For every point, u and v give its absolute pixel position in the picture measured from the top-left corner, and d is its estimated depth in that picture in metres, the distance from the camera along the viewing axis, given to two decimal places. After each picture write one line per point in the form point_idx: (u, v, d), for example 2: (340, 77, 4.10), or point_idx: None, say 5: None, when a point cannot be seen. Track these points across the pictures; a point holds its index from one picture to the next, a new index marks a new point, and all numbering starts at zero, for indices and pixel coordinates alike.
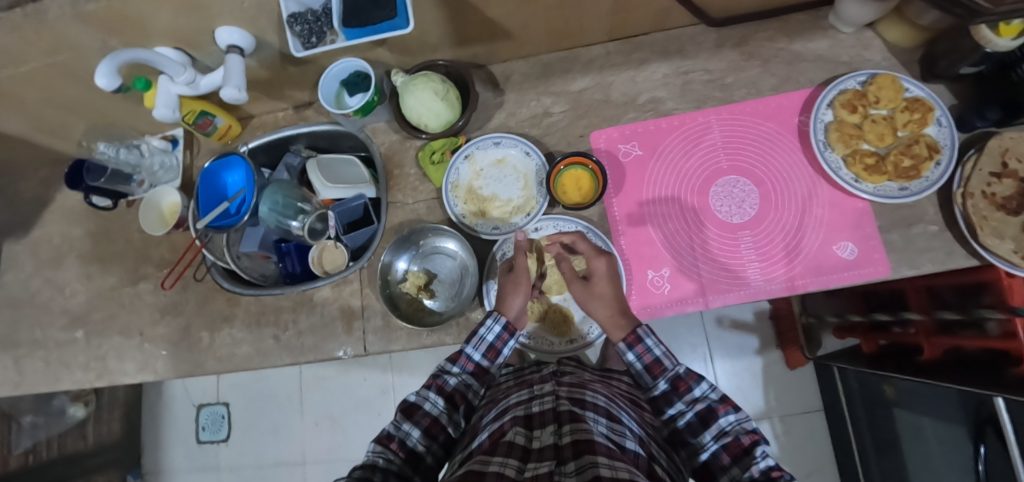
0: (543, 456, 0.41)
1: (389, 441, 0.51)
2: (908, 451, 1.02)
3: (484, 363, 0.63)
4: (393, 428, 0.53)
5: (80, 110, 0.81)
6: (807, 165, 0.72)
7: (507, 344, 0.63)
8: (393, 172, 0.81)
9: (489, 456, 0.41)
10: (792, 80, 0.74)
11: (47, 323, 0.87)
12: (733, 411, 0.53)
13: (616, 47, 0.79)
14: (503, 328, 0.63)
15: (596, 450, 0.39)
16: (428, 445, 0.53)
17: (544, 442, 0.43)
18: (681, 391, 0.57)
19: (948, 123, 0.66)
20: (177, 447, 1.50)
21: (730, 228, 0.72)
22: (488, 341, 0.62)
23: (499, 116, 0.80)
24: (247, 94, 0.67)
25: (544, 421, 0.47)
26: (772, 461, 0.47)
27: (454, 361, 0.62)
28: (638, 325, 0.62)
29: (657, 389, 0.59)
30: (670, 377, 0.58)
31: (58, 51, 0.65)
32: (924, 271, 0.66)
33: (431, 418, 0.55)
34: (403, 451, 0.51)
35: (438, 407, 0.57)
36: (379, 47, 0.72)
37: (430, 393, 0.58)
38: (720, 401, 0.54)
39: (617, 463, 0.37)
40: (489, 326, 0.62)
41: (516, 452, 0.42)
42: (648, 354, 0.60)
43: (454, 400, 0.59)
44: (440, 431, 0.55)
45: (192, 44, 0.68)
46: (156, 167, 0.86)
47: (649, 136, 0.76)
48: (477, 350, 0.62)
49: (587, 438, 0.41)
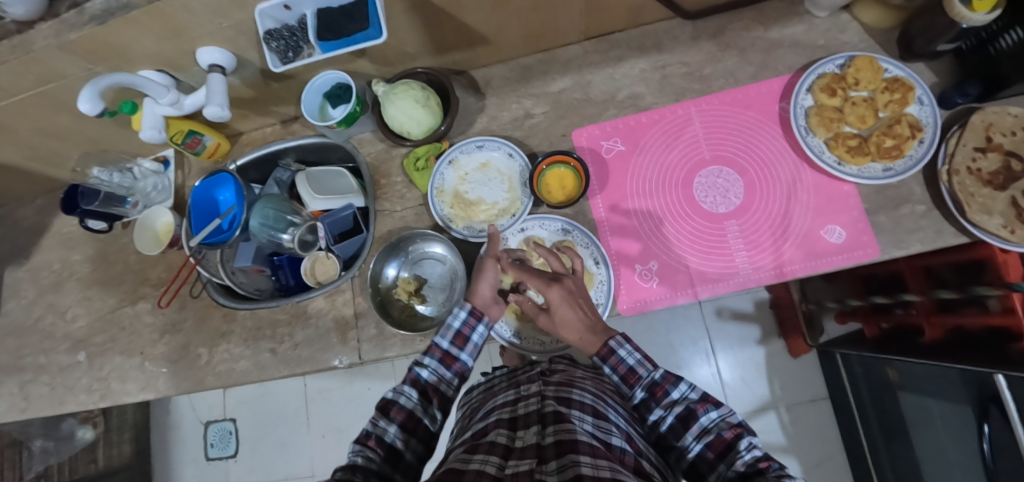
0: (524, 455, 0.41)
1: (366, 439, 0.51)
2: (915, 435, 0.99)
3: (453, 350, 0.62)
4: (371, 426, 0.53)
5: (72, 137, 0.83)
6: (790, 151, 0.72)
7: (474, 329, 0.63)
8: (380, 181, 0.81)
9: (470, 454, 0.42)
10: (771, 67, 0.74)
11: (51, 348, 0.89)
12: (713, 408, 0.50)
13: (594, 45, 0.79)
14: (469, 314, 0.63)
15: (579, 448, 0.38)
16: (407, 440, 0.53)
17: (526, 441, 0.43)
18: (658, 398, 0.54)
19: (929, 101, 0.66)
20: (187, 466, 1.50)
21: (716, 218, 0.72)
22: (454, 327, 0.63)
23: (482, 120, 0.80)
24: (230, 112, 0.68)
25: (528, 422, 0.47)
26: (758, 451, 0.46)
27: (423, 353, 0.62)
28: (611, 336, 0.60)
29: (635, 399, 0.56)
30: (647, 384, 0.55)
31: (45, 82, 0.66)
32: (914, 251, 0.65)
33: (405, 412, 0.55)
34: (382, 447, 0.51)
35: (412, 400, 0.56)
36: (359, 58, 0.73)
37: (404, 387, 0.58)
38: (699, 400, 0.51)
39: (600, 462, 0.37)
40: (454, 312, 0.63)
41: (497, 449, 0.43)
42: (622, 364, 0.57)
43: (427, 394, 0.58)
44: (417, 425, 0.55)
45: (176, 66, 0.69)
46: (149, 188, 0.89)
47: (631, 131, 0.76)
48: (445, 338, 0.62)
49: (571, 437, 0.41)
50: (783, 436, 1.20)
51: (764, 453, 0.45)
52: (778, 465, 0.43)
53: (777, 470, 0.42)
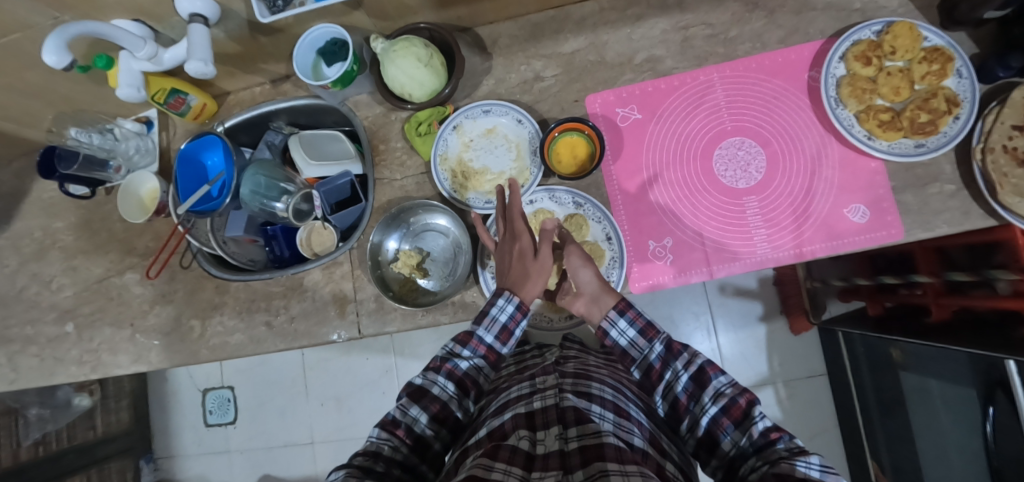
0: (548, 465, 0.40)
1: (395, 428, 0.52)
2: (912, 410, 1.00)
3: (497, 344, 0.61)
4: (400, 414, 0.53)
5: (45, 94, 0.77)
6: (816, 123, 0.68)
7: (519, 324, 0.61)
8: (379, 147, 0.77)
9: (491, 460, 0.40)
10: (800, 31, 0.69)
11: (38, 318, 0.86)
12: (723, 373, 0.53)
13: (610, 2, 0.73)
14: (516, 309, 0.60)
15: (606, 455, 0.38)
16: (436, 430, 0.54)
17: (549, 448, 0.43)
18: (674, 353, 0.57)
19: (969, 74, 0.61)
20: (187, 432, 1.52)
21: (735, 193, 0.68)
22: (500, 322, 0.60)
23: (488, 83, 0.75)
24: (215, 68, 0.63)
25: (547, 421, 0.46)
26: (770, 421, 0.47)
27: (464, 345, 0.60)
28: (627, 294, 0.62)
29: (654, 355, 0.58)
30: (664, 340, 0.58)
31: (8, 32, 0.60)
32: (939, 233, 0.62)
33: (439, 402, 0.55)
34: (410, 438, 0.52)
35: (447, 392, 0.56)
36: (355, 11, 0.67)
37: (438, 377, 0.57)
38: (713, 361, 0.54)
39: (629, 467, 0.37)
40: (501, 306, 0.60)
41: (518, 459, 0.40)
42: (641, 318, 0.59)
43: (464, 385, 0.58)
44: (449, 415, 0.55)
45: (153, 16, 0.63)
46: (132, 151, 0.82)
47: (648, 98, 0.71)
48: (489, 331, 0.60)
49: (597, 442, 0.40)
50: (779, 410, 1.21)
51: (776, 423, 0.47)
52: (789, 436, 0.45)
53: (787, 443, 0.44)
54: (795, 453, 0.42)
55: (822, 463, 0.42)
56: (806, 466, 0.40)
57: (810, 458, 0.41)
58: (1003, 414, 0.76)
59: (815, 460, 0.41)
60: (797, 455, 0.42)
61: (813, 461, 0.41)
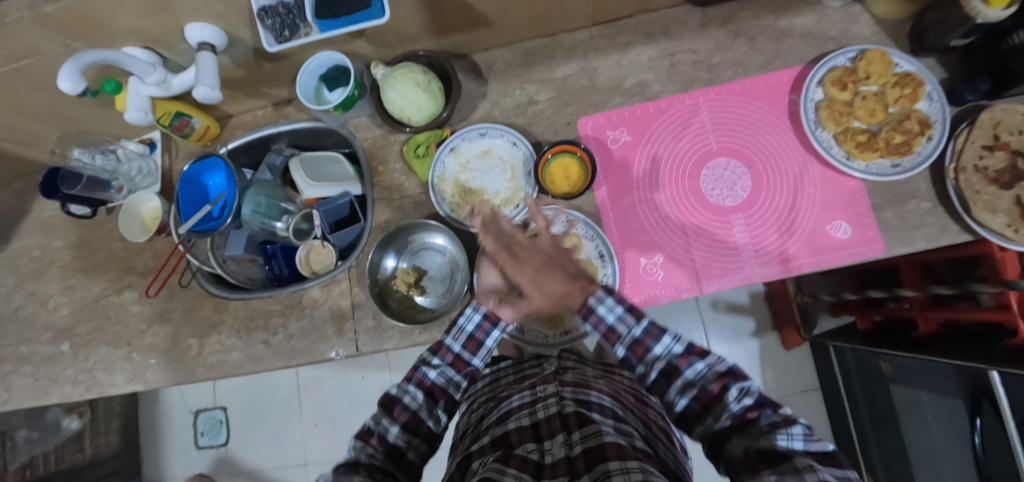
0: (556, 472, 0.42)
1: (368, 437, 0.53)
2: (903, 426, 1.01)
3: (465, 354, 0.62)
4: (374, 424, 0.55)
5: (50, 117, 0.78)
6: (798, 144, 0.71)
7: (487, 334, 0.62)
8: (378, 168, 0.79)
9: (504, 465, 0.42)
10: (780, 58, 0.73)
11: (33, 338, 0.85)
12: (698, 360, 0.51)
13: (600, 31, 0.77)
14: (483, 318, 0.62)
15: (607, 455, 0.39)
16: (409, 440, 0.55)
17: (556, 456, 0.44)
18: (639, 354, 0.54)
19: (939, 97, 0.65)
20: (177, 454, 1.49)
21: (721, 211, 0.71)
22: (467, 331, 0.62)
23: (484, 106, 0.78)
24: (221, 93, 0.65)
25: (553, 430, 0.48)
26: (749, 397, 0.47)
27: (434, 353, 0.62)
28: (592, 292, 0.54)
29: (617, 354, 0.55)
30: (628, 343, 0.54)
31: (19, 58, 0.62)
32: (917, 248, 0.65)
33: (409, 412, 0.57)
34: (383, 446, 0.53)
35: (417, 400, 0.58)
36: (357, 39, 0.70)
37: (409, 386, 0.60)
38: (682, 354, 0.52)
39: (629, 464, 0.38)
40: (468, 315, 0.62)
41: (529, 467, 0.43)
42: (602, 324, 0.53)
43: (434, 395, 0.60)
44: (420, 424, 0.57)
45: (161, 43, 0.65)
46: (134, 172, 0.84)
47: (637, 121, 0.74)
48: (457, 340, 0.62)
49: (599, 443, 0.42)
50: None
51: (756, 399, 0.47)
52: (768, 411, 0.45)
53: (768, 419, 0.44)
54: (776, 427, 0.43)
55: (805, 430, 0.42)
56: (787, 438, 0.41)
57: (793, 429, 0.42)
58: (990, 426, 0.76)
59: (798, 431, 0.42)
60: (779, 429, 0.42)
61: (795, 432, 0.42)
